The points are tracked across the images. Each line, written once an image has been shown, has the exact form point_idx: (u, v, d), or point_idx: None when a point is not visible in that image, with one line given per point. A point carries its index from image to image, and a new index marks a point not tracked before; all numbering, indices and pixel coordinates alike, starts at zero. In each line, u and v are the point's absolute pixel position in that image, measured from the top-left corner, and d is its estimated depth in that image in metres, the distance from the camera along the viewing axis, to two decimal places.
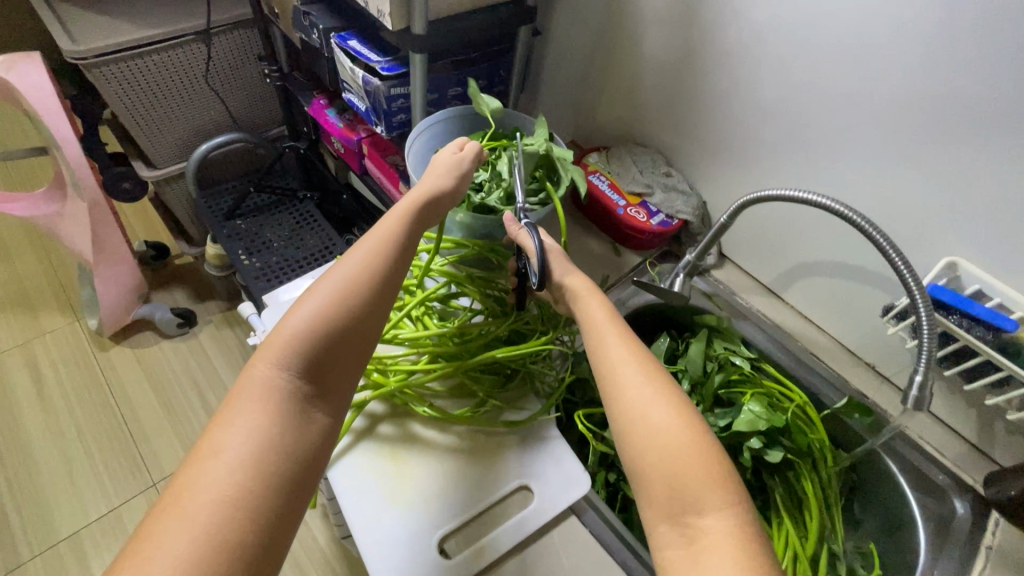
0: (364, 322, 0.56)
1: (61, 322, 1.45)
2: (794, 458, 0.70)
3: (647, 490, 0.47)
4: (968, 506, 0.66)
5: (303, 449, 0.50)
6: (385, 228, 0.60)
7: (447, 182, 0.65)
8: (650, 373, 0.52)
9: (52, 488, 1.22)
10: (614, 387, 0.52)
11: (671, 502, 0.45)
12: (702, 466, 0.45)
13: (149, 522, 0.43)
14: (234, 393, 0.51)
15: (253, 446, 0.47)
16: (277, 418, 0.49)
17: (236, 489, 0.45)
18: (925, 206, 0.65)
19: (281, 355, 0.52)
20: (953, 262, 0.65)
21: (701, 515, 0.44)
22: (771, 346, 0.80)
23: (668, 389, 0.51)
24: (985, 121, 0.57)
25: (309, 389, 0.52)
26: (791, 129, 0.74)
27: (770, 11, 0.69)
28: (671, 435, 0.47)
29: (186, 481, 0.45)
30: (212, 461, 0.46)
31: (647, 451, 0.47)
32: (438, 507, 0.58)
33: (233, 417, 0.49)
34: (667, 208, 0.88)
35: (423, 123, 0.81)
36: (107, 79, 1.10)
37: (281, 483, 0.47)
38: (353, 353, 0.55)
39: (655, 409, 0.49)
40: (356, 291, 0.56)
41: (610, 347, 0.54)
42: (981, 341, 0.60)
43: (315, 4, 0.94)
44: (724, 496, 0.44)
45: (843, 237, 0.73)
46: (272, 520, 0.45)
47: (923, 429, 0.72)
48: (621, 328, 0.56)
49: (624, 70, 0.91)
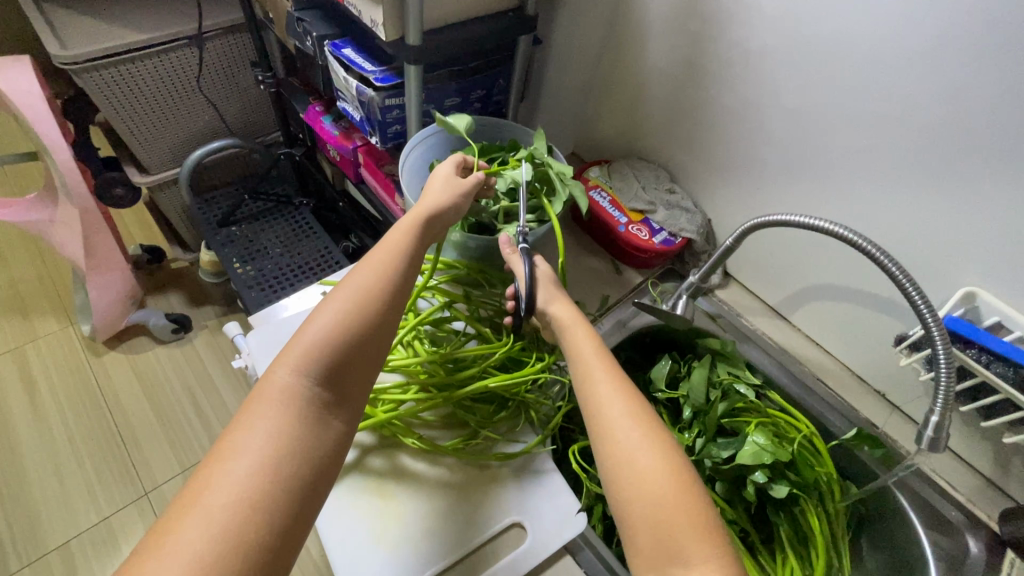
0: (385, 327, 0.53)
1: (54, 327, 1.43)
2: (800, 493, 0.67)
3: (632, 539, 0.44)
4: (983, 545, 0.63)
5: (321, 455, 0.47)
6: (408, 229, 0.58)
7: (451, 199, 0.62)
8: (634, 411, 0.49)
9: (42, 498, 1.20)
10: (599, 426, 0.49)
11: (657, 553, 0.42)
12: (688, 516, 0.43)
13: (163, 524, 0.41)
14: (254, 394, 0.48)
15: (272, 448, 0.44)
16: (298, 420, 0.47)
17: (253, 492, 0.42)
18: (942, 232, 0.62)
19: (301, 358, 0.49)
20: (971, 292, 0.62)
21: (687, 570, 0.41)
22: (777, 372, 0.77)
23: (655, 430, 0.48)
24: (1008, 145, 0.54)
25: (329, 393, 0.49)
26: (801, 146, 0.70)
27: (782, 24, 0.65)
28: (655, 482, 0.44)
29: (199, 484, 0.42)
30: (229, 461, 0.43)
31: (634, 499, 0.44)
32: (427, 547, 0.55)
33: (250, 418, 0.46)
34: (670, 226, 0.84)
35: (418, 136, 0.81)
36: (98, 85, 1.07)
37: (299, 487, 0.44)
38: (374, 358, 0.53)
39: (640, 452, 0.46)
40: (379, 294, 0.53)
41: (595, 381, 0.51)
42: (1002, 379, 0.56)
43: (308, 10, 0.91)
44: (710, 550, 0.42)
45: (854, 261, 0.70)
46: (287, 526, 0.42)
47: (935, 462, 0.69)
48: (607, 361, 0.53)
49: (627, 81, 0.88)
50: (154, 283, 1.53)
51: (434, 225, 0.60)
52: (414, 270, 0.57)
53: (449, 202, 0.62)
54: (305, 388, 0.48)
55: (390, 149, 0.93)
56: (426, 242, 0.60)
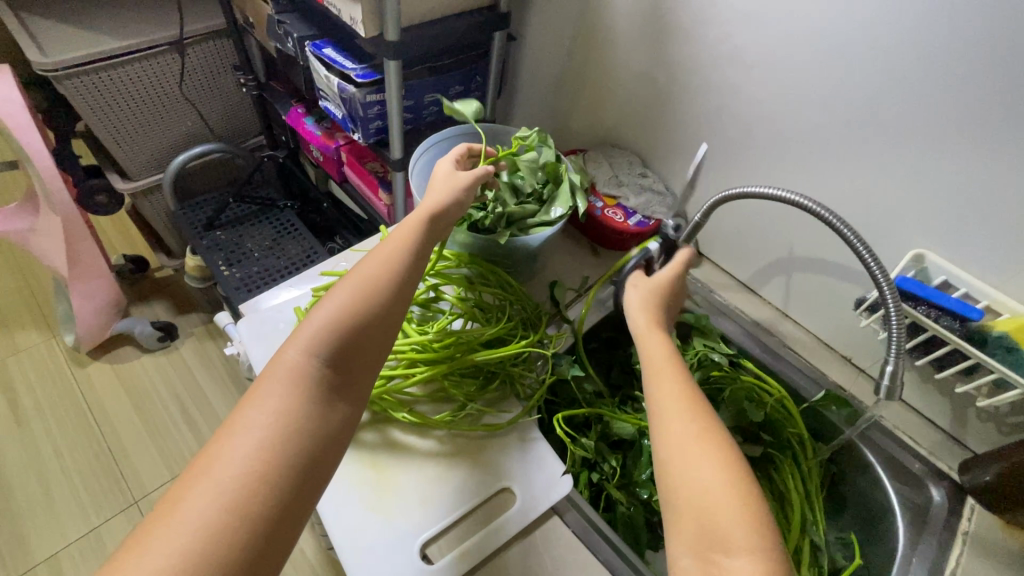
0: (391, 315, 0.54)
1: (37, 339, 1.42)
2: (774, 453, 0.72)
3: (675, 522, 0.46)
4: (944, 493, 0.67)
5: (326, 436, 0.48)
6: (412, 223, 0.60)
7: (450, 194, 0.63)
8: (697, 408, 0.51)
9: (29, 510, 1.19)
10: (659, 420, 0.51)
11: (698, 536, 0.44)
12: (739, 507, 0.44)
13: (174, 490, 0.42)
14: (265, 373, 0.50)
15: (279, 425, 0.46)
16: (304, 400, 0.48)
17: (260, 466, 0.44)
18: (892, 201, 0.67)
19: (310, 341, 0.50)
20: (920, 254, 0.66)
21: (728, 555, 0.43)
22: (750, 343, 0.81)
23: (714, 427, 0.49)
24: (945, 115, 0.59)
25: (336, 376, 0.51)
26: (761, 127, 0.75)
27: (738, 15, 0.70)
28: (709, 474, 0.46)
29: (210, 456, 0.44)
30: (240, 434, 0.45)
31: (684, 486, 0.46)
32: (421, 512, 0.57)
33: (259, 397, 0.48)
34: (643, 210, 0.89)
35: (427, 141, 0.82)
36: (79, 92, 1.08)
37: (304, 466, 0.46)
38: (380, 344, 0.54)
39: (696, 443, 0.48)
40: (384, 281, 0.55)
41: (665, 379, 0.54)
42: (950, 331, 0.61)
43: (289, 13, 0.94)
44: (756, 540, 0.43)
45: (815, 233, 0.74)
46: (292, 501, 0.44)
47: (899, 419, 0.73)
48: (677, 361, 0.55)
49: (598, 74, 0.92)
50: (137, 292, 1.53)
51: (440, 218, 0.62)
52: (420, 259, 0.59)
53: (450, 197, 0.63)
54: (312, 370, 0.49)
55: (373, 145, 0.96)
56: (432, 238, 0.61)
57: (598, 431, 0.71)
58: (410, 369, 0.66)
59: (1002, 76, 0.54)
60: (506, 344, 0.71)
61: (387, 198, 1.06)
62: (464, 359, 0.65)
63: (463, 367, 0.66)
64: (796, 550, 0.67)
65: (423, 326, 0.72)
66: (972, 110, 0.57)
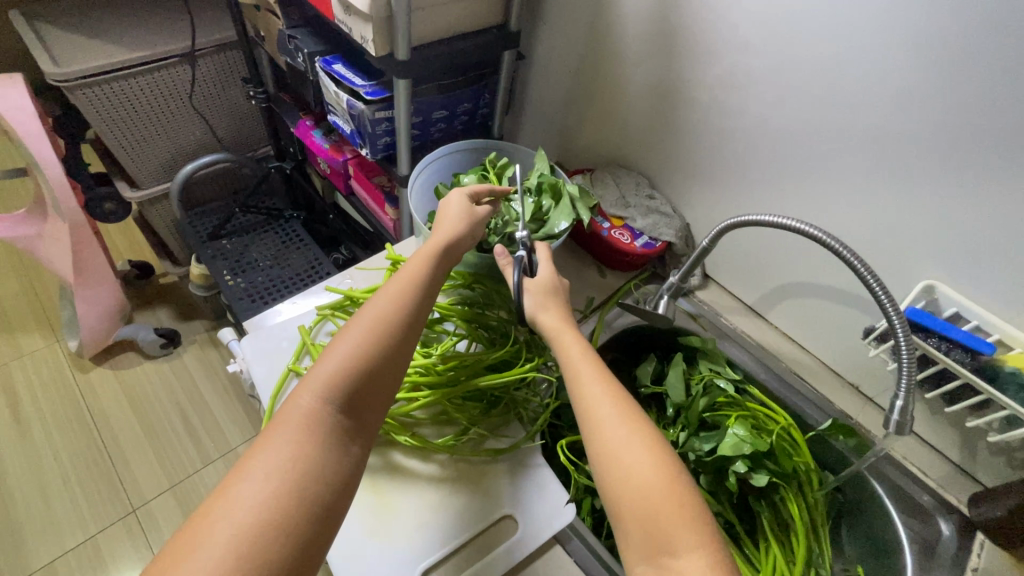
0: (402, 356, 0.55)
1: (40, 344, 1.42)
2: (779, 483, 0.69)
3: (625, 532, 0.46)
4: (953, 528, 0.66)
5: (339, 480, 0.48)
6: (420, 261, 0.60)
7: (462, 227, 0.64)
8: (622, 409, 0.51)
9: (26, 516, 1.18)
10: (591, 428, 0.50)
11: (645, 544, 0.44)
12: (676, 506, 0.45)
13: (185, 538, 0.42)
14: (278, 415, 0.50)
15: (295, 471, 0.46)
16: (319, 444, 0.48)
17: (276, 513, 0.43)
18: (903, 231, 0.66)
19: (325, 384, 0.50)
20: (930, 285, 0.66)
21: (675, 556, 0.43)
22: (756, 368, 0.80)
23: (642, 426, 0.50)
24: (961, 148, 0.58)
25: (349, 419, 0.51)
26: (772, 152, 0.75)
27: (750, 43, 0.70)
28: (643, 477, 0.46)
29: (223, 501, 0.43)
30: (255, 479, 0.45)
31: (624, 492, 0.46)
32: (421, 540, 0.57)
33: (273, 440, 0.47)
34: (651, 231, 0.88)
35: (425, 160, 0.81)
36: (90, 101, 1.09)
37: (318, 509, 0.45)
38: (390, 386, 0.54)
39: (629, 446, 0.48)
40: (396, 321, 0.55)
41: (589, 384, 0.53)
42: (961, 364, 0.61)
43: (300, 28, 0.95)
44: (700, 538, 0.44)
45: (824, 261, 0.74)
46: (308, 547, 0.44)
47: (907, 450, 0.72)
48: (594, 361, 0.55)
49: (606, 95, 0.92)
50: (141, 298, 1.53)
51: (451, 255, 0.63)
52: (429, 297, 0.60)
53: (464, 230, 0.64)
54: (327, 414, 0.50)
55: (380, 161, 0.96)
56: (441, 272, 0.62)
57: None
58: (413, 393, 0.66)
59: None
60: (510, 367, 0.71)
61: (393, 213, 1.06)
62: (468, 384, 0.65)
63: (466, 391, 0.66)
64: None
65: (427, 348, 0.72)
66: (989, 144, 0.56)
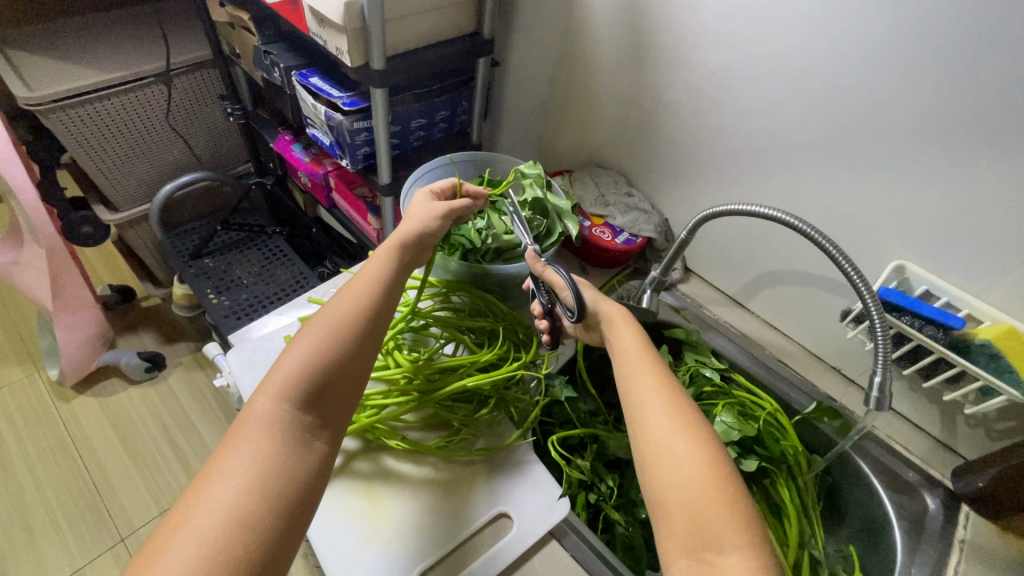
0: (363, 352, 0.56)
1: (19, 374, 1.39)
2: (769, 466, 0.71)
3: (666, 523, 0.46)
4: (939, 501, 0.68)
5: (305, 476, 0.49)
6: (380, 260, 0.62)
7: (424, 223, 0.66)
8: (672, 406, 0.51)
9: (8, 552, 1.14)
10: (639, 421, 0.51)
11: (692, 536, 0.44)
12: (726, 503, 0.45)
13: (152, 545, 0.43)
14: (238, 422, 0.50)
15: (258, 471, 0.47)
16: (281, 443, 0.49)
17: (241, 513, 0.44)
18: (867, 214, 0.69)
19: (284, 385, 0.51)
20: (901, 266, 0.68)
21: (722, 553, 0.42)
22: (741, 357, 0.82)
23: (694, 423, 0.50)
24: (923, 134, 0.61)
25: (311, 416, 0.52)
26: (743, 148, 0.77)
27: (719, 43, 0.72)
28: (692, 472, 0.46)
29: (188, 506, 0.44)
30: (218, 482, 0.46)
31: (670, 484, 0.46)
32: (416, 544, 0.56)
33: (235, 445, 0.48)
34: (631, 227, 0.90)
35: (420, 170, 0.83)
36: (64, 124, 1.08)
37: (284, 505, 0.46)
38: (352, 383, 0.55)
39: (679, 441, 0.48)
40: (356, 321, 0.57)
41: (640, 379, 0.54)
42: (933, 340, 0.63)
43: (275, 44, 0.95)
44: (748, 536, 0.43)
45: (798, 248, 0.76)
46: (276, 545, 0.45)
47: (890, 428, 0.74)
48: (652, 359, 0.56)
49: (580, 97, 0.94)
50: (124, 322, 1.51)
51: (410, 249, 0.65)
52: (390, 292, 0.61)
53: (428, 222, 0.66)
54: (287, 414, 0.50)
55: (360, 170, 0.96)
56: (404, 266, 0.64)
57: (593, 452, 0.71)
58: (403, 398, 0.66)
59: (988, 95, 0.55)
60: (498, 368, 0.71)
61: (376, 223, 1.06)
62: (456, 386, 0.65)
63: (456, 392, 0.66)
64: (796, 565, 0.67)
65: (415, 352, 0.72)
66: (947, 127, 0.59)
